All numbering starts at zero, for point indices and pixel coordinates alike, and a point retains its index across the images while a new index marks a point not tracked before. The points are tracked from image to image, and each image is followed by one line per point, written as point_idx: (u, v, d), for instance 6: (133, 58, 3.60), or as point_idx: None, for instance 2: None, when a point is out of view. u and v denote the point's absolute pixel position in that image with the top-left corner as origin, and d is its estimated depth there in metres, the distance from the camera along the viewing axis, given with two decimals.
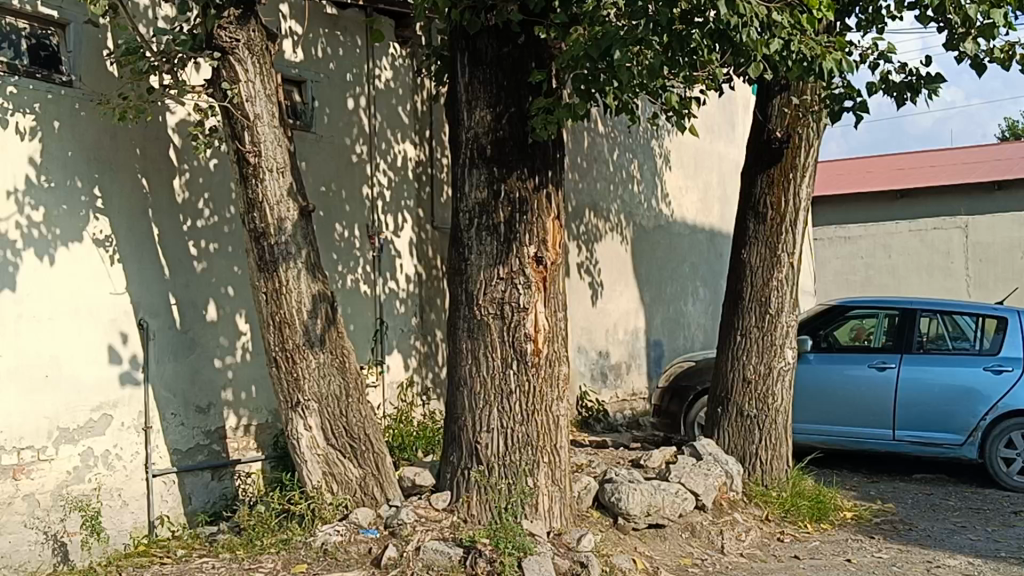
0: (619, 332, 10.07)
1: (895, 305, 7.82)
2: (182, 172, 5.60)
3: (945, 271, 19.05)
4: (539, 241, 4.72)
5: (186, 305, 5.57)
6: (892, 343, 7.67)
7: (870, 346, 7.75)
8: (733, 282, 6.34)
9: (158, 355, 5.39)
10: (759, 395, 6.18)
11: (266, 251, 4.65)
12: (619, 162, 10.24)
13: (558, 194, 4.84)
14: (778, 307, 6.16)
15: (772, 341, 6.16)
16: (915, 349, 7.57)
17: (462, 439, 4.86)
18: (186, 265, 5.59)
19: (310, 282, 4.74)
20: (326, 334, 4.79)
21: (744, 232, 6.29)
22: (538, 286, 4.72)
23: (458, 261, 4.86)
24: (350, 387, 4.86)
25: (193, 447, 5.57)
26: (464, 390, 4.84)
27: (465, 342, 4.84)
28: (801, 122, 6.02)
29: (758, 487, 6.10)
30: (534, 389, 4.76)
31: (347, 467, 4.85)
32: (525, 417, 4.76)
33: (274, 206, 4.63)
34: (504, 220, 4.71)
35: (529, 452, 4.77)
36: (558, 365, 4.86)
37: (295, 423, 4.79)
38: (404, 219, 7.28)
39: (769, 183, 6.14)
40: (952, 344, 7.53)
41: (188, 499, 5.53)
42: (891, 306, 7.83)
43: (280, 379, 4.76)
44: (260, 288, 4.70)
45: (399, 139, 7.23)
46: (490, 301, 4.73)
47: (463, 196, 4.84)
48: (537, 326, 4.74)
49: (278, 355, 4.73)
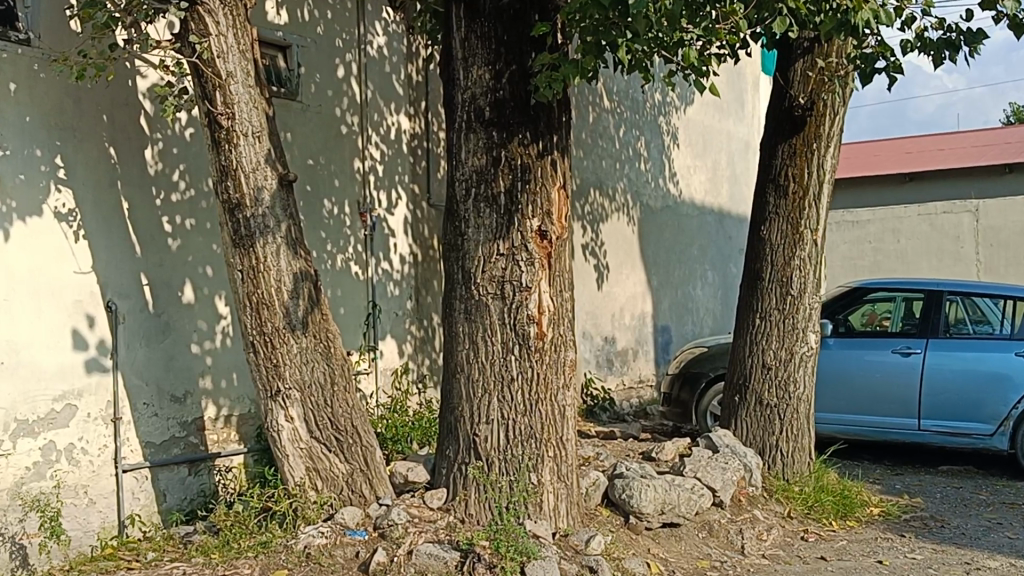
0: (625, 317, 9.63)
1: (914, 287, 7.39)
2: (155, 141, 5.15)
3: (955, 256, 18.57)
4: (543, 214, 4.27)
5: (159, 286, 5.14)
6: (909, 327, 7.26)
7: (886, 330, 7.33)
8: (752, 261, 5.89)
9: (128, 341, 4.95)
10: (780, 383, 5.74)
11: (241, 224, 4.21)
12: (625, 139, 9.79)
13: (564, 162, 4.39)
14: (801, 287, 5.70)
15: (794, 324, 5.71)
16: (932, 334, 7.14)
17: (460, 432, 4.42)
18: (159, 242, 5.15)
19: (291, 259, 4.30)
20: (309, 316, 4.34)
21: (763, 207, 5.83)
22: (542, 263, 4.28)
23: (455, 236, 4.42)
24: (336, 374, 4.42)
25: (168, 439, 5.15)
26: (460, 377, 4.41)
27: (462, 325, 4.40)
28: (826, 87, 5.54)
29: (778, 482, 5.67)
30: (538, 377, 4.32)
31: (333, 462, 4.42)
32: (529, 408, 4.32)
33: (250, 174, 4.19)
34: (505, 190, 4.26)
35: (532, 446, 4.33)
36: (564, 350, 4.42)
37: (276, 414, 4.35)
38: (398, 195, 6.84)
39: (791, 154, 5.68)
40: (973, 329, 7.09)
41: (162, 496, 5.10)
42: (916, 295, 7.35)
43: (257, 365, 4.31)
44: (235, 265, 4.25)
45: (392, 110, 6.79)
46: (489, 279, 4.29)
47: (459, 164, 4.40)
48: (541, 307, 4.29)
49: (255, 340, 4.28)
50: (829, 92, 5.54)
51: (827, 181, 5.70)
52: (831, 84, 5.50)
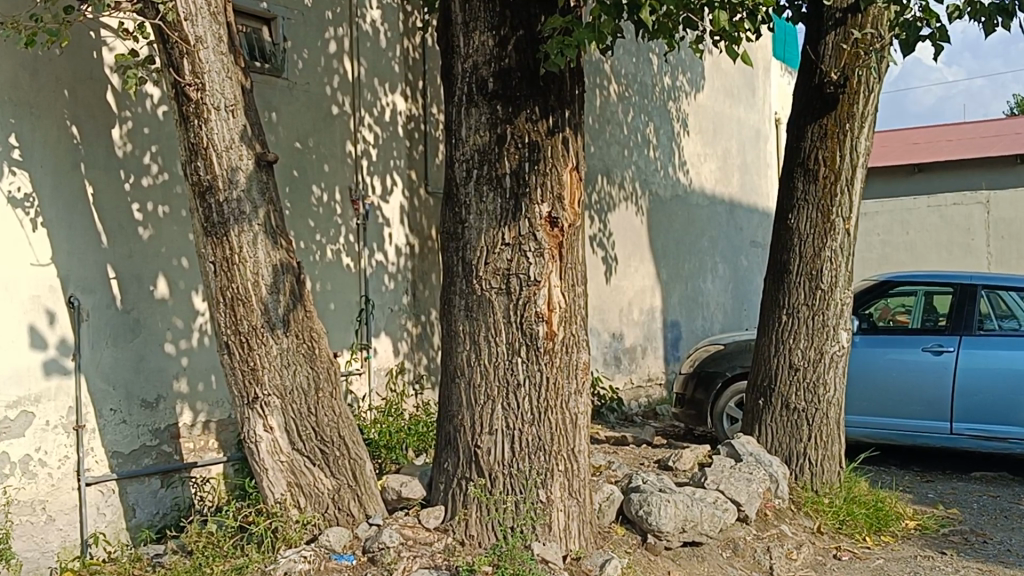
0: (634, 312, 9.16)
1: (935, 279, 6.95)
2: (123, 119, 4.68)
3: (965, 249, 18.04)
4: (554, 198, 3.79)
5: (128, 279, 4.66)
6: (927, 322, 6.83)
7: (904, 325, 6.89)
8: (778, 252, 5.42)
9: (93, 340, 4.48)
10: (809, 386, 5.27)
11: (213, 210, 3.72)
12: (634, 125, 9.31)
13: (577, 140, 3.91)
14: (831, 282, 5.22)
15: (824, 321, 5.23)
16: (950, 330, 6.69)
17: (459, 443, 3.95)
18: (129, 231, 4.68)
19: (270, 249, 3.83)
20: (289, 313, 3.86)
21: (791, 193, 5.36)
22: (553, 254, 3.80)
23: (455, 224, 3.95)
24: (321, 379, 3.95)
25: (138, 448, 4.68)
26: (460, 382, 3.94)
27: (462, 323, 3.93)
28: (861, 61, 5.06)
29: (806, 494, 5.20)
30: (548, 382, 3.85)
31: (317, 477, 3.94)
32: (537, 417, 3.85)
33: (223, 154, 3.71)
34: (511, 172, 3.79)
35: (541, 460, 3.86)
36: (577, 352, 3.94)
37: (252, 423, 3.86)
38: (394, 181, 6.36)
39: (821, 135, 5.21)
40: (998, 324, 6.63)
41: (131, 511, 4.63)
42: (942, 293, 6.87)
43: (232, 369, 3.83)
44: (207, 256, 3.77)
45: (387, 89, 6.31)
46: (493, 272, 3.82)
47: (459, 142, 3.93)
48: (551, 303, 3.82)
49: (230, 340, 3.79)
50: (864, 67, 5.05)
51: (861, 165, 5.21)
52: (867, 58, 5.02)
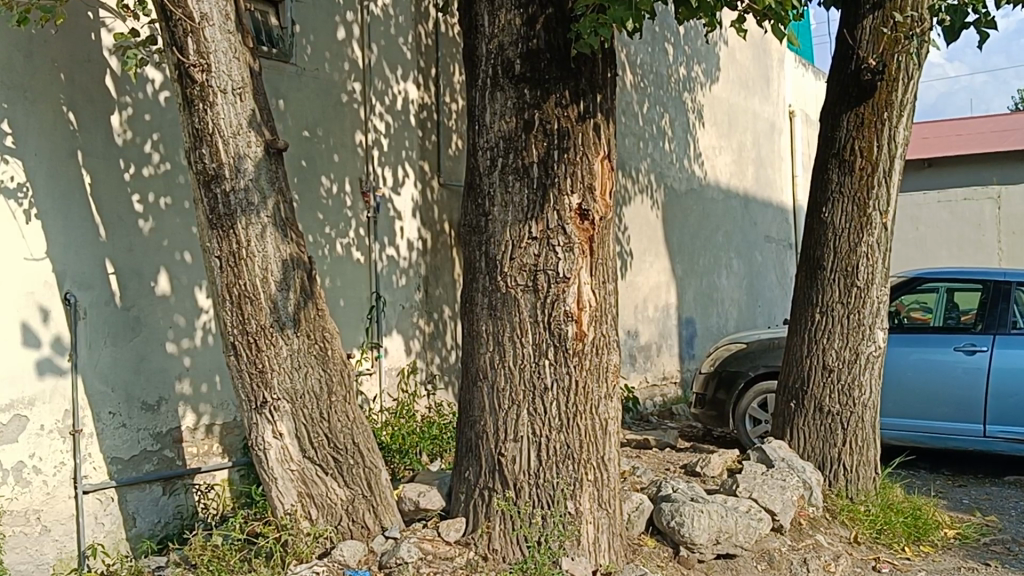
0: (649, 308, 8.91)
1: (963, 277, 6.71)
2: (123, 105, 4.43)
3: (976, 244, 17.79)
4: (585, 189, 3.54)
5: (128, 275, 4.41)
6: (950, 321, 6.59)
7: (927, 324, 6.65)
8: (812, 247, 5.16)
9: (90, 339, 4.23)
10: (844, 388, 5.01)
11: (219, 200, 3.46)
12: (649, 116, 9.05)
13: (609, 127, 3.65)
14: (867, 278, 4.96)
15: (859, 320, 4.96)
16: (978, 328, 6.45)
17: (481, 451, 3.70)
18: (128, 224, 4.42)
19: (280, 243, 3.57)
20: (300, 312, 3.60)
21: (826, 185, 5.09)
22: (583, 249, 3.54)
23: (477, 216, 3.69)
24: (333, 382, 3.69)
25: (138, 454, 4.42)
26: (482, 386, 3.69)
27: (484, 322, 3.67)
28: (901, 46, 4.76)
29: (841, 501, 4.94)
30: (577, 386, 3.60)
31: (330, 487, 3.69)
32: (565, 423, 3.60)
33: (230, 140, 3.45)
34: (538, 161, 3.53)
35: (569, 469, 3.60)
36: (607, 353, 3.69)
37: (260, 429, 3.61)
38: (406, 172, 6.10)
39: (857, 124, 4.95)
40: None
41: (131, 520, 4.39)
42: (963, 291, 6.66)
43: (239, 372, 3.57)
44: (212, 250, 3.51)
45: (398, 77, 6.05)
46: (520, 268, 3.56)
47: (482, 128, 3.67)
48: (580, 301, 3.56)
49: (237, 341, 3.53)
50: (904, 52, 4.77)
51: (900, 156, 4.95)
52: (908, 42, 4.73)
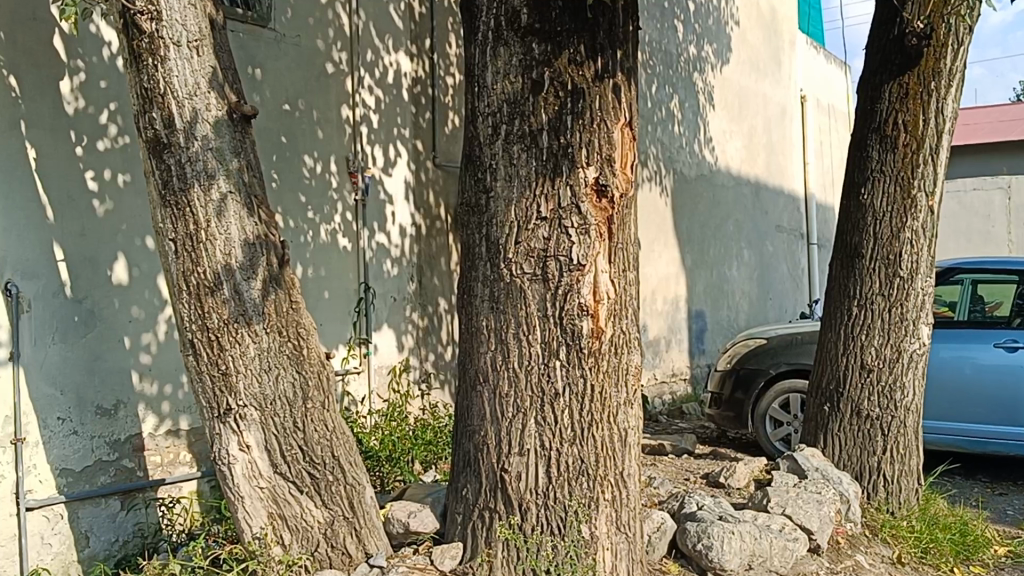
0: (658, 301, 8.40)
1: (1006, 266, 6.07)
2: (75, 70, 3.91)
3: (985, 236, 17.18)
4: (603, 160, 3.02)
5: (79, 262, 3.89)
6: (980, 317, 6.05)
7: (949, 317, 6.18)
8: (848, 233, 4.65)
9: (35, 335, 3.71)
10: (884, 390, 4.50)
11: (173, 173, 2.94)
12: (657, 97, 8.54)
13: (631, 89, 3.14)
14: (912, 268, 4.43)
15: (902, 314, 4.45)
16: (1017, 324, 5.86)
17: (481, 466, 3.18)
18: (80, 205, 3.90)
19: (246, 224, 3.05)
20: (269, 305, 3.08)
21: (864, 164, 4.58)
22: (600, 232, 3.04)
23: (477, 193, 3.17)
24: (309, 387, 3.17)
25: (92, 465, 3.91)
26: (482, 391, 3.18)
27: (485, 316, 3.16)
28: (951, 7, 4.26)
29: (882, 515, 4.43)
30: (592, 391, 3.09)
31: (305, 508, 3.17)
32: (579, 435, 3.09)
33: (187, 102, 2.94)
34: (549, 127, 3.02)
35: (583, 487, 3.10)
36: (627, 353, 3.18)
37: (224, 441, 3.09)
38: (398, 151, 5.59)
39: (901, 95, 4.43)
40: None
41: (84, 540, 3.88)
42: (990, 282, 6.10)
43: (199, 375, 3.06)
44: (166, 232, 2.99)
45: (389, 47, 5.55)
46: (526, 253, 3.05)
47: (483, 91, 3.15)
48: (597, 292, 3.04)
49: (197, 338, 3.02)
50: (954, 14, 4.27)
51: (948, 131, 4.43)
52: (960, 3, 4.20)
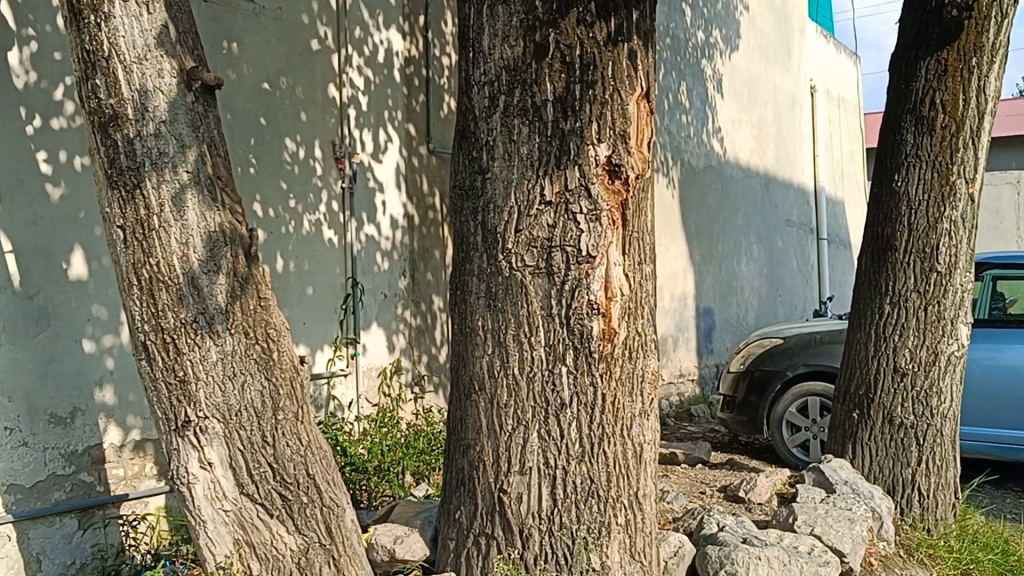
0: (665, 298, 8.01)
1: None
2: (25, 39, 3.55)
3: (994, 231, 16.77)
4: (616, 136, 2.63)
5: (30, 254, 3.52)
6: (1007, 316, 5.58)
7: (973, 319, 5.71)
8: (879, 224, 4.25)
9: None
10: (919, 395, 4.10)
11: (121, 150, 2.55)
12: (665, 84, 8.14)
13: (648, 56, 2.74)
14: (950, 262, 4.04)
15: (939, 312, 4.06)
16: None
17: (477, 485, 2.79)
18: (31, 190, 3.55)
19: (207, 210, 2.65)
20: (234, 302, 2.68)
21: (898, 149, 4.18)
22: (613, 219, 2.65)
23: (472, 174, 2.77)
24: (280, 396, 2.76)
25: (45, 480, 3.53)
26: (477, 401, 2.78)
27: (480, 316, 2.76)
28: None
29: (918, 533, 4.04)
30: (604, 402, 2.70)
31: (276, 533, 2.75)
32: (588, 451, 2.70)
33: (136, 68, 2.55)
34: (555, 98, 2.63)
35: (593, 511, 2.71)
36: (643, 358, 2.79)
37: (183, 457, 2.69)
38: (389, 136, 5.21)
39: (938, 72, 4.03)
40: None
41: (35, 563, 3.51)
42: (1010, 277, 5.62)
43: (154, 383, 2.66)
44: (113, 219, 2.59)
45: (379, 24, 5.16)
46: (527, 244, 2.66)
47: (479, 57, 2.76)
48: (609, 288, 2.66)
49: (151, 340, 2.62)
50: None
51: (990, 112, 4.04)
52: None
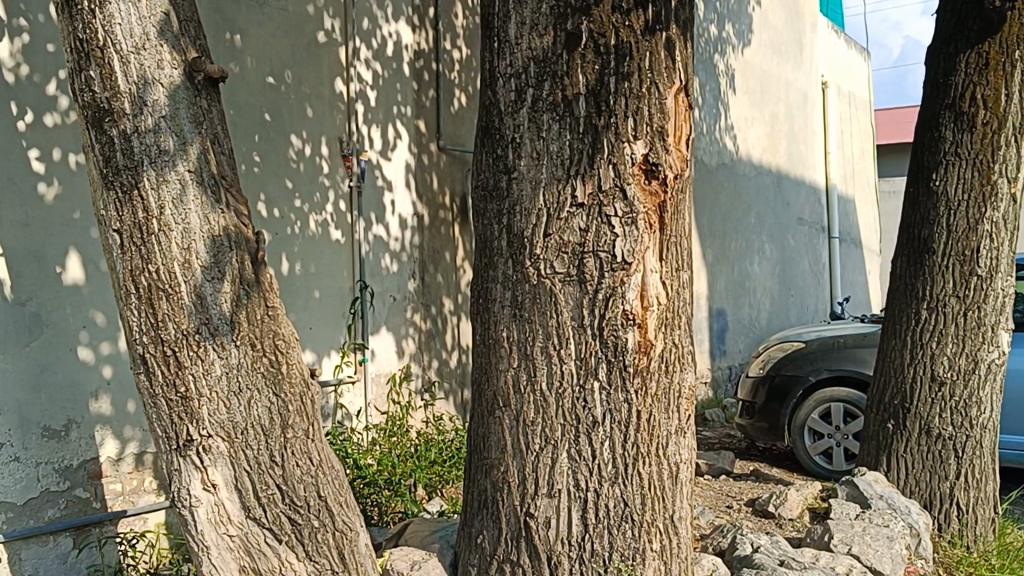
0: None
1: None
2: (16, 31, 3.40)
3: None
4: (654, 133, 2.43)
5: (22, 257, 3.37)
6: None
7: None
8: (914, 225, 4.05)
9: None
10: (958, 406, 3.90)
11: (117, 147, 2.35)
12: None
13: (687, 46, 2.54)
14: (991, 266, 3.84)
15: (979, 318, 3.86)
16: None
17: (501, 509, 2.59)
18: (23, 189, 3.40)
19: (211, 212, 2.45)
20: (239, 312, 2.47)
21: (935, 146, 3.98)
22: (649, 223, 2.45)
23: (496, 173, 2.57)
24: (289, 413, 2.55)
25: (38, 497, 3.40)
26: (502, 418, 2.58)
27: (506, 327, 2.56)
28: None
29: (957, 550, 3.84)
30: (639, 420, 2.50)
31: (285, 560, 2.54)
32: (622, 472, 2.51)
33: (133, 59, 2.35)
34: (587, 91, 2.43)
35: (627, 537, 2.52)
36: (680, 371, 2.59)
37: (185, 479, 2.48)
38: (398, 132, 5.01)
39: (979, 66, 3.84)
40: None
41: None
42: None
43: (154, 399, 2.45)
44: (109, 222, 2.39)
45: (388, 16, 4.96)
46: (557, 249, 2.45)
47: (505, 48, 2.55)
48: (645, 296, 2.46)
49: (150, 354, 2.42)
50: None
51: None
52: None
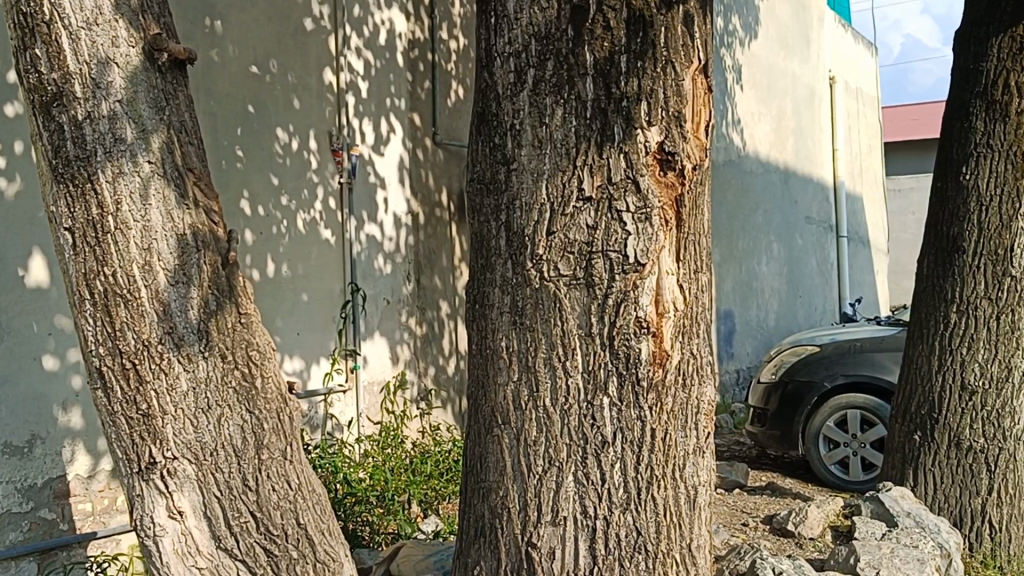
0: None
1: None
2: None
3: None
4: (670, 118, 2.17)
5: None
6: None
7: None
8: (941, 223, 3.79)
9: None
10: (990, 415, 3.64)
11: (67, 135, 2.09)
12: None
13: (706, 23, 2.29)
14: None
15: (1012, 322, 3.60)
16: None
17: (501, 538, 2.33)
18: None
19: (176, 208, 2.19)
20: (208, 320, 2.20)
21: (965, 139, 3.72)
22: (665, 219, 2.19)
23: (494, 164, 2.31)
24: (264, 431, 2.28)
25: None
26: (501, 436, 2.31)
27: (505, 336, 2.30)
28: None
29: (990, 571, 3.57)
30: (654, 439, 2.24)
31: None
32: (635, 497, 2.24)
33: (86, 36, 2.09)
34: (595, 72, 2.17)
35: (642, 570, 2.25)
36: (698, 385, 2.34)
37: (147, 507, 2.19)
38: (391, 126, 4.75)
39: (1011, 52, 3.60)
40: None
41: None
42: None
43: (112, 417, 2.17)
44: (59, 219, 2.12)
45: (381, 3, 4.71)
46: (562, 248, 2.19)
47: (503, 24, 2.29)
48: (660, 301, 2.20)
49: (108, 366, 2.13)
50: None
51: None
52: None
